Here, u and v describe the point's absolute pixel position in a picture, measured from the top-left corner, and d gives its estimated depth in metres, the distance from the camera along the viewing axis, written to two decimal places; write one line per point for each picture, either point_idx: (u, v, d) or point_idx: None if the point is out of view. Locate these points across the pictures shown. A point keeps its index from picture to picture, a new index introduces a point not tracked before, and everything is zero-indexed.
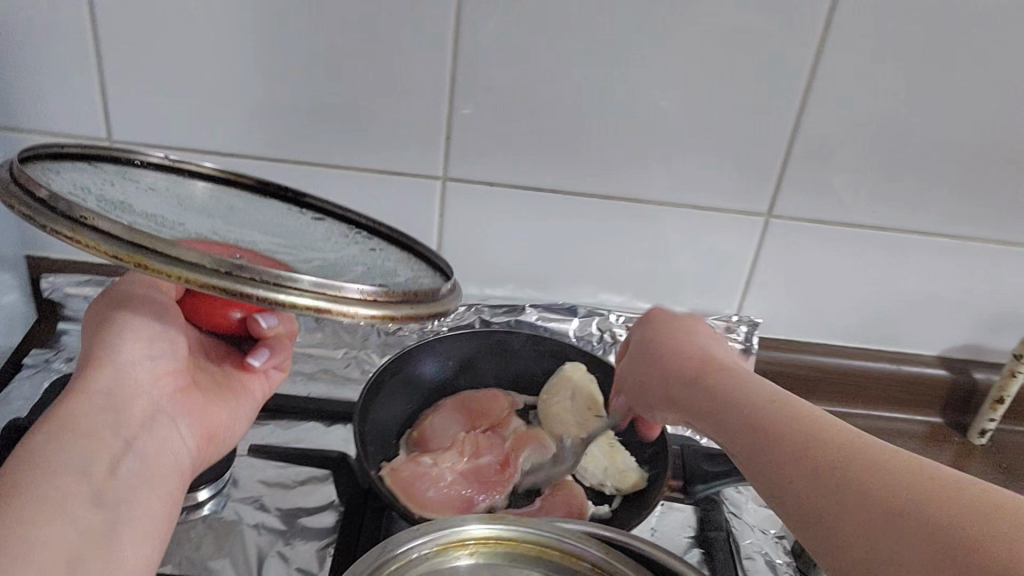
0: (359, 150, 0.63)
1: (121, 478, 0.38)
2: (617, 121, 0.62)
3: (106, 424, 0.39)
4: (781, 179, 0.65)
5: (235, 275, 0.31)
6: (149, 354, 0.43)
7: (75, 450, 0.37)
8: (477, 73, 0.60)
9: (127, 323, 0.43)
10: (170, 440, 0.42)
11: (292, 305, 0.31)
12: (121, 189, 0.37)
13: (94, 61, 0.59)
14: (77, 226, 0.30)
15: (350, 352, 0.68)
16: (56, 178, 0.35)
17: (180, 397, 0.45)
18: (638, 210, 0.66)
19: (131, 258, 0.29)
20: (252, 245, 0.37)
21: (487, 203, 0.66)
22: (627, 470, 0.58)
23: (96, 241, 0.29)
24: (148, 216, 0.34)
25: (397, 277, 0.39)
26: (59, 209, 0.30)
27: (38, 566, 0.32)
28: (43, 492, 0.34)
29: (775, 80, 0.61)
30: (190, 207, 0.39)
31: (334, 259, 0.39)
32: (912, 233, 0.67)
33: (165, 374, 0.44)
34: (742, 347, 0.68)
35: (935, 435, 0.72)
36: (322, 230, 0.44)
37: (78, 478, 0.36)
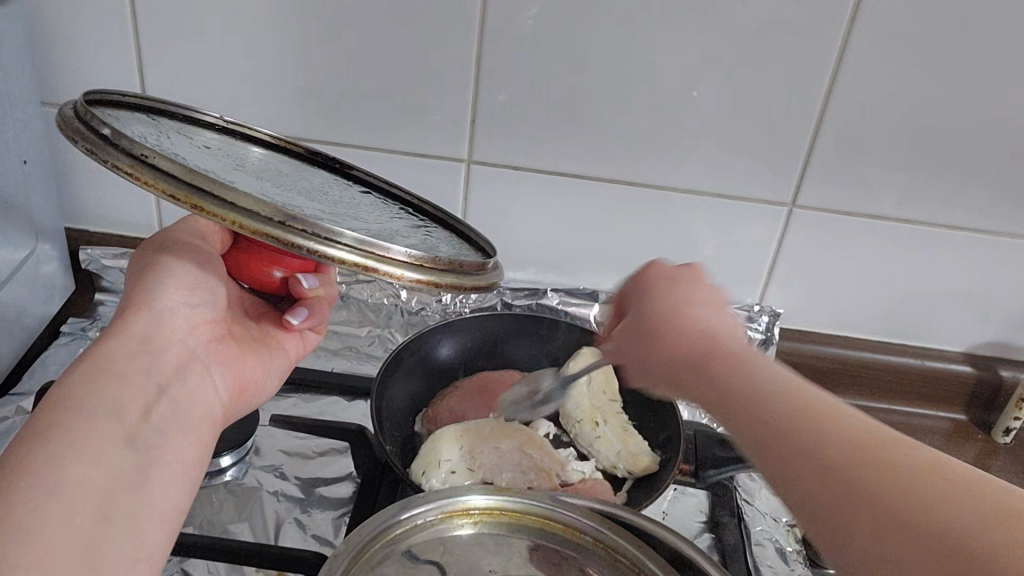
0: (387, 133, 0.65)
1: (153, 423, 0.39)
2: (641, 109, 0.63)
3: (140, 366, 0.40)
4: (806, 170, 0.64)
5: (288, 225, 0.32)
6: (188, 301, 0.45)
7: (107, 391, 0.38)
8: (502, 59, 0.61)
9: (169, 272, 0.45)
10: (201, 388, 0.44)
11: (341, 261, 0.33)
12: (178, 140, 0.39)
13: (133, 43, 0.62)
14: (139, 163, 0.32)
15: (374, 330, 0.70)
16: (120, 123, 0.37)
17: (220, 348, 0.47)
18: (660, 198, 0.67)
19: (187, 199, 0.31)
20: (301, 203, 0.39)
21: (510, 188, 0.67)
22: (640, 453, 0.58)
23: (155, 178, 0.31)
24: (203, 165, 0.36)
25: (439, 249, 0.41)
26: (122, 145, 0.32)
27: (70, 497, 0.33)
28: (78, 430, 0.35)
29: (801, 71, 0.60)
30: (242, 163, 0.41)
31: (377, 227, 0.40)
32: (940, 227, 0.66)
33: (202, 323, 0.46)
34: (761, 338, 0.69)
35: (957, 432, 0.71)
36: (366, 199, 0.45)
37: (111, 418, 0.37)
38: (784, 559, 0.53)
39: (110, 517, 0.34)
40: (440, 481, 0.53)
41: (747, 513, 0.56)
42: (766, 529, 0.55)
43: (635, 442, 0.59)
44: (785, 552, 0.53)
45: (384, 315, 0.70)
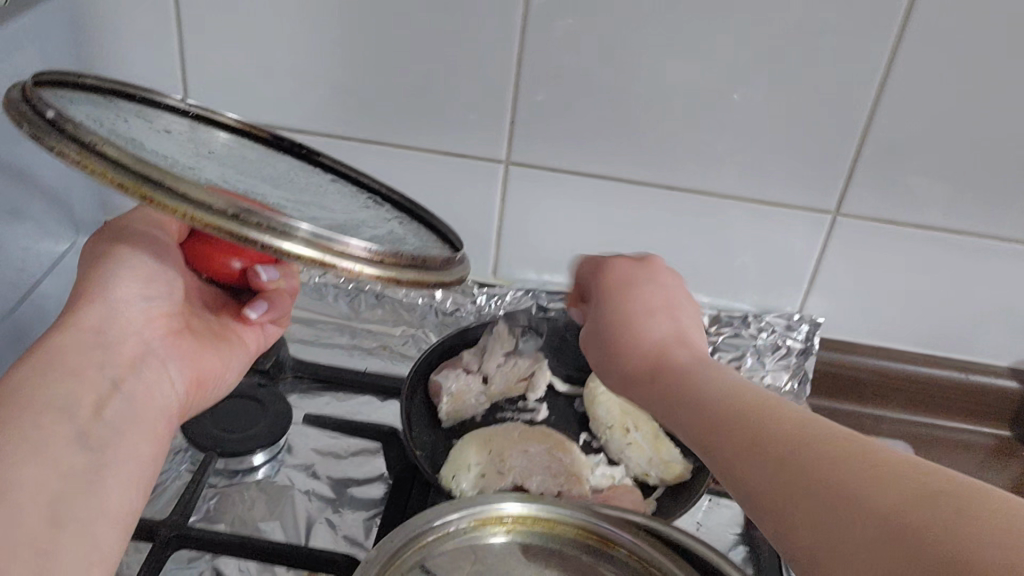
0: (426, 132, 0.64)
1: (107, 421, 0.39)
2: (683, 113, 0.62)
3: (94, 361, 0.40)
4: (851, 178, 0.63)
5: (243, 219, 0.32)
6: (146, 294, 0.45)
7: (58, 391, 0.38)
8: (543, 60, 0.60)
9: (124, 263, 0.44)
10: (159, 382, 0.44)
11: (297, 256, 0.33)
12: (136, 125, 0.39)
13: (175, 38, 0.62)
14: (87, 151, 0.31)
15: (409, 330, 0.70)
16: (74, 108, 0.36)
17: (179, 341, 0.46)
18: (701, 203, 0.66)
19: (138, 190, 0.31)
20: (262, 192, 0.38)
21: (549, 189, 0.66)
22: (673, 462, 0.57)
23: (104, 168, 0.31)
24: (161, 153, 0.36)
25: (407, 242, 0.41)
26: (70, 132, 0.32)
27: (17, 506, 0.34)
28: (26, 433, 0.36)
29: (848, 76, 0.59)
30: (205, 151, 0.40)
31: (343, 219, 0.40)
32: (988, 238, 0.65)
33: (160, 315, 0.45)
34: (801, 347, 0.68)
35: (1001, 449, 0.69)
36: (333, 187, 0.45)
37: (61, 419, 0.37)
38: None
39: (61, 519, 0.35)
40: (471, 485, 0.53)
41: None
42: None
43: (668, 450, 0.58)
44: None
45: (418, 315, 0.70)
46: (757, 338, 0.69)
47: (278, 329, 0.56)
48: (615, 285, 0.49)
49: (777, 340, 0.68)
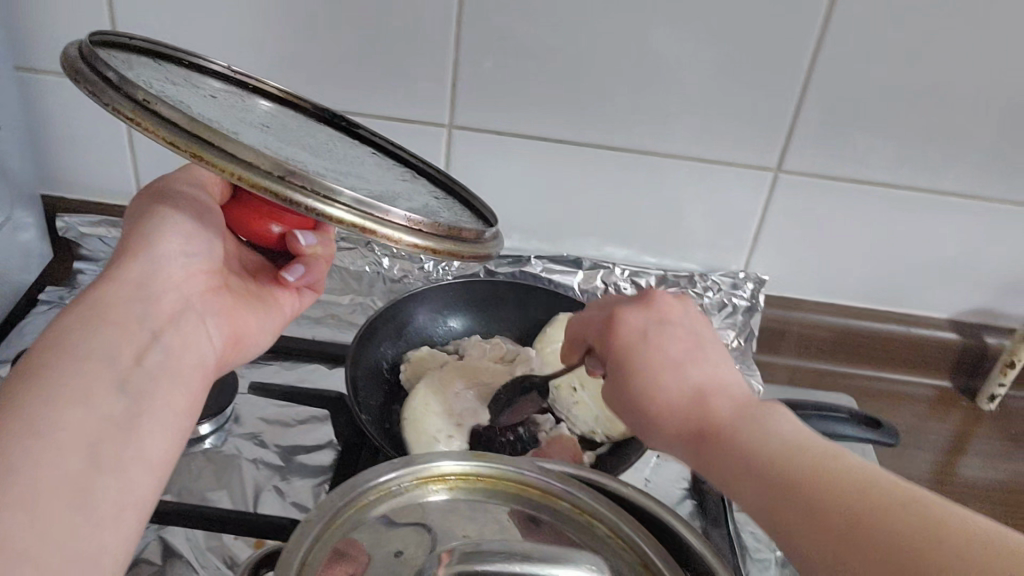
0: (368, 97, 0.64)
1: (145, 370, 0.39)
2: (625, 72, 0.62)
3: (137, 312, 0.41)
4: (791, 135, 0.64)
5: (286, 180, 0.32)
6: (186, 251, 0.46)
7: (98, 338, 0.38)
8: (483, 22, 0.60)
9: (167, 220, 0.45)
10: (197, 336, 0.44)
11: (339, 221, 0.33)
12: (183, 86, 0.39)
13: (106, 4, 0.60)
14: (139, 108, 0.32)
15: (357, 298, 0.69)
16: (125, 66, 0.37)
17: (218, 300, 0.47)
18: (645, 163, 0.66)
19: (185, 146, 0.32)
20: (304, 158, 0.39)
21: (494, 153, 0.66)
22: (620, 417, 0.57)
23: (158, 125, 0.32)
24: (207, 112, 0.36)
25: (442, 215, 0.41)
26: (124, 90, 0.33)
27: (60, 444, 0.33)
28: (68, 377, 0.36)
29: (786, 34, 0.59)
30: (250, 115, 0.41)
31: (382, 190, 0.40)
32: (926, 192, 0.66)
33: (201, 272, 0.46)
34: (748, 305, 0.69)
35: (943, 399, 0.71)
36: (371, 160, 0.45)
37: (102, 366, 0.37)
38: (765, 525, 0.53)
39: (100, 461, 0.34)
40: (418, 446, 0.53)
41: None
42: None
43: None
44: None
45: (366, 283, 0.70)
46: (702, 297, 0.69)
47: (316, 297, 0.57)
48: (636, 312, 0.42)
49: (725, 298, 0.69)
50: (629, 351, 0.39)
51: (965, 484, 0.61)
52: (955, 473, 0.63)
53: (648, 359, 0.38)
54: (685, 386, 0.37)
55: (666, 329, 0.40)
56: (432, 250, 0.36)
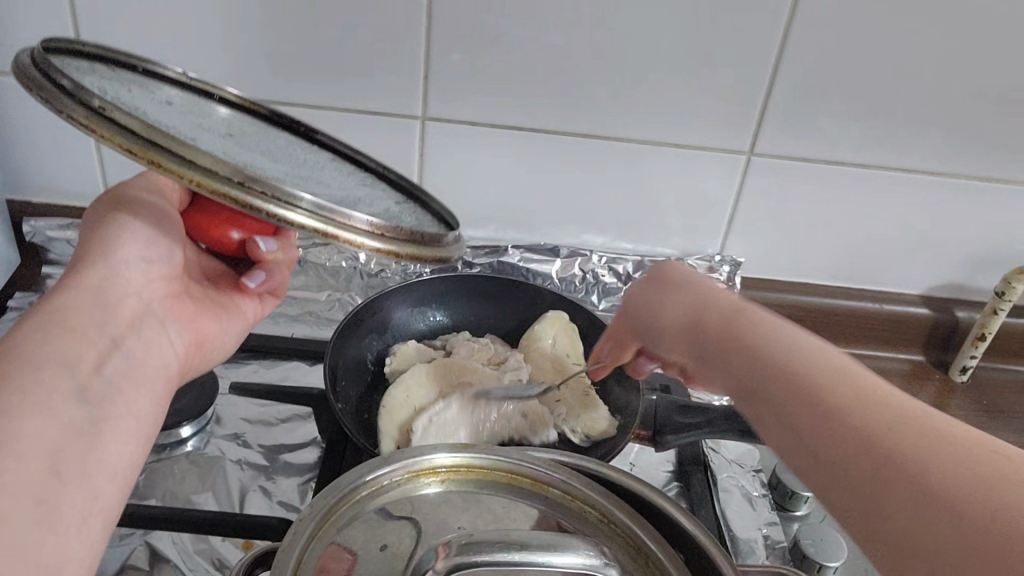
0: (340, 91, 0.63)
1: (105, 377, 0.39)
2: (598, 58, 0.62)
3: (97, 318, 0.40)
4: (763, 117, 0.64)
5: (246, 187, 0.32)
6: (145, 256, 0.45)
7: (60, 341, 0.37)
8: (453, 12, 0.59)
9: (122, 228, 0.44)
10: (156, 344, 0.44)
11: (300, 225, 0.33)
12: (136, 92, 0.38)
13: (66, 2, 0.59)
14: (94, 115, 0.31)
15: (334, 294, 0.68)
16: (75, 73, 0.35)
17: (178, 306, 0.47)
18: (620, 149, 0.66)
19: (146, 155, 0.31)
20: (262, 163, 0.38)
21: (467, 143, 0.66)
22: (599, 417, 0.56)
23: (114, 133, 0.30)
24: (164, 120, 0.35)
25: (402, 220, 0.41)
26: (78, 97, 0.31)
27: (25, 453, 0.32)
28: (33, 381, 0.35)
29: (755, 17, 0.60)
30: (206, 121, 0.40)
31: (340, 195, 0.40)
32: (895, 170, 0.67)
33: (159, 277, 0.46)
34: (725, 287, 0.69)
35: (916, 373, 0.72)
36: (329, 164, 0.45)
37: (63, 371, 0.36)
38: (750, 503, 0.53)
39: (62, 469, 0.34)
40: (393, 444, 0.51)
41: (713, 461, 0.57)
42: (732, 476, 0.55)
43: (595, 408, 0.56)
44: (751, 497, 0.54)
45: (343, 279, 0.69)
46: None
47: (275, 304, 0.57)
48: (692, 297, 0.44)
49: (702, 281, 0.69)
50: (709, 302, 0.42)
51: None
52: None
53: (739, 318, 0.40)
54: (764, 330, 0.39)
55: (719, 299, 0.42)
56: (393, 255, 0.36)
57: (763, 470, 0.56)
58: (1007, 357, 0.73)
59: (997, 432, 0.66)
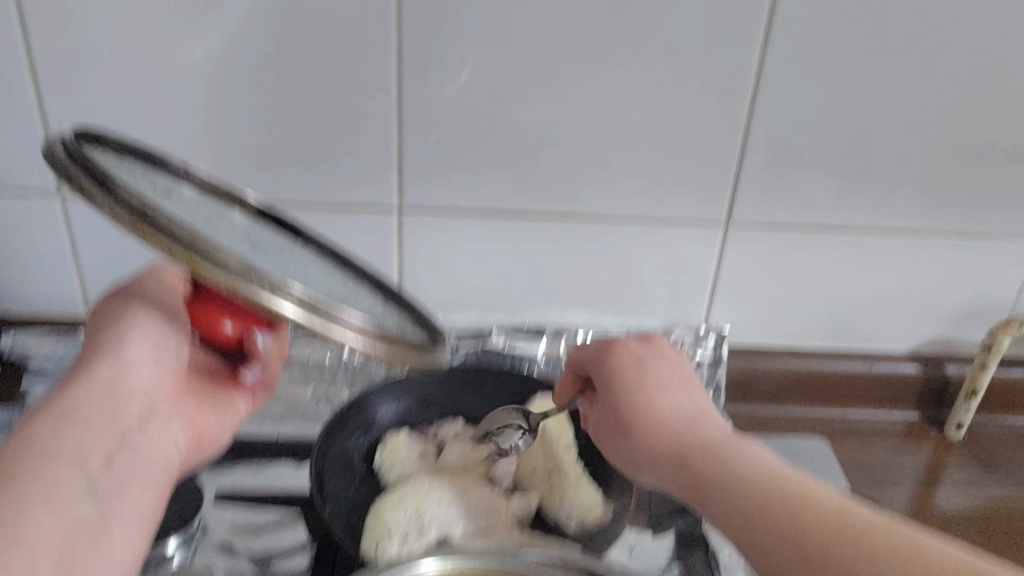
0: (315, 185, 0.63)
1: (113, 475, 0.39)
2: (568, 138, 0.62)
3: (106, 416, 0.41)
4: (736, 187, 0.65)
5: (280, 292, 0.34)
6: (156, 355, 0.44)
7: (68, 439, 0.38)
8: (423, 104, 0.60)
9: (137, 324, 0.44)
10: (163, 439, 0.44)
11: (314, 330, 0.34)
12: (157, 186, 0.40)
13: (38, 116, 0.59)
14: (140, 218, 0.33)
15: (320, 389, 0.67)
16: (106, 166, 0.37)
17: (183, 399, 0.47)
18: (598, 228, 0.66)
19: (188, 259, 0.33)
20: (269, 260, 0.40)
21: (445, 229, 0.66)
22: (592, 504, 0.53)
23: (157, 236, 0.32)
24: (191, 220, 0.37)
25: (403, 326, 0.43)
26: (122, 196, 0.33)
27: (31, 547, 0.34)
28: (39, 479, 0.36)
29: (719, 89, 0.61)
30: (219, 216, 0.42)
31: (343, 295, 0.42)
32: (872, 231, 0.67)
33: (168, 374, 0.45)
34: (712, 358, 0.69)
35: (911, 432, 0.72)
36: (326, 262, 0.47)
37: (72, 467, 0.38)
38: None
39: (69, 564, 0.35)
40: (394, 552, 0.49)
41: (712, 537, 0.53)
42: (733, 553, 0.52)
43: (589, 492, 0.54)
44: None
45: (328, 373, 0.68)
46: None
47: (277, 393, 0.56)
48: (631, 360, 0.46)
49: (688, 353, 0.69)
50: (624, 372, 0.46)
51: (944, 517, 0.62)
52: (932, 506, 0.63)
53: (641, 382, 0.45)
54: (676, 408, 0.44)
55: (658, 360, 0.47)
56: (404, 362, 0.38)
57: None
58: (1000, 411, 0.73)
59: (999, 490, 0.65)
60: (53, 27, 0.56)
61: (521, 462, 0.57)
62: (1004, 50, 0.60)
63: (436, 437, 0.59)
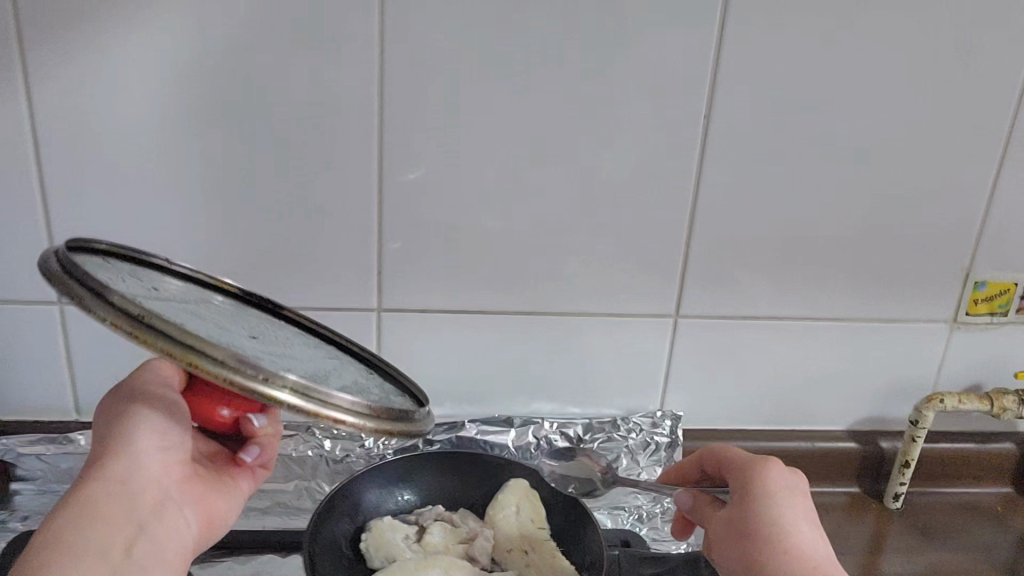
0: (298, 289, 0.68)
1: (136, 561, 0.44)
2: (531, 242, 0.69)
3: (122, 508, 0.45)
4: (683, 281, 0.72)
5: (269, 381, 0.38)
6: (161, 446, 0.48)
7: (92, 533, 0.43)
8: (400, 214, 0.67)
9: (143, 419, 0.48)
10: (176, 524, 0.48)
11: (306, 412, 0.38)
12: (140, 284, 0.44)
13: (43, 229, 0.64)
14: (137, 322, 0.37)
15: (302, 483, 0.71)
16: (95, 273, 0.41)
17: (189, 485, 0.50)
18: (560, 323, 0.72)
19: (184, 358, 0.37)
20: (252, 345, 0.43)
21: (419, 326, 0.71)
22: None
23: (155, 338, 0.37)
24: (178, 315, 0.41)
25: (379, 395, 0.47)
26: (117, 304, 0.37)
27: None
28: (72, 571, 0.41)
29: (664, 196, 0.68)
30: (198, 305, 0.46)
31: (322, 371, 0.46)
32: (806, 318, 0.74)
33: (174, 462, 0.49)
34: (670, 441, 0.74)
35: (854, 504, 0.77)
36: (300, 338, 0.51)
37: (99, 559, 0.42)
38: None
39: None
40: None
41: None
42: None
43: (562, 566, 0.58)
44: None
45: (309, 467, 0.72)
46: (627, 439, 0.74)
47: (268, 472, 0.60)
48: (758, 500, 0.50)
49: (646, 438, 0.74)
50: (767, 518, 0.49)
51: None
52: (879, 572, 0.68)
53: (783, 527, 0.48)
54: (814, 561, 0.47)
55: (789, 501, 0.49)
56: (387, 431, 0.42)
57: None
58: (933, 482, 0.79)
59: (935, 554, 0.71)
60: (59, 149, 0.62)
61: (500, 542, 0.61)
62: (906, 157, 0.69)
63: (418, 521, 0.63)
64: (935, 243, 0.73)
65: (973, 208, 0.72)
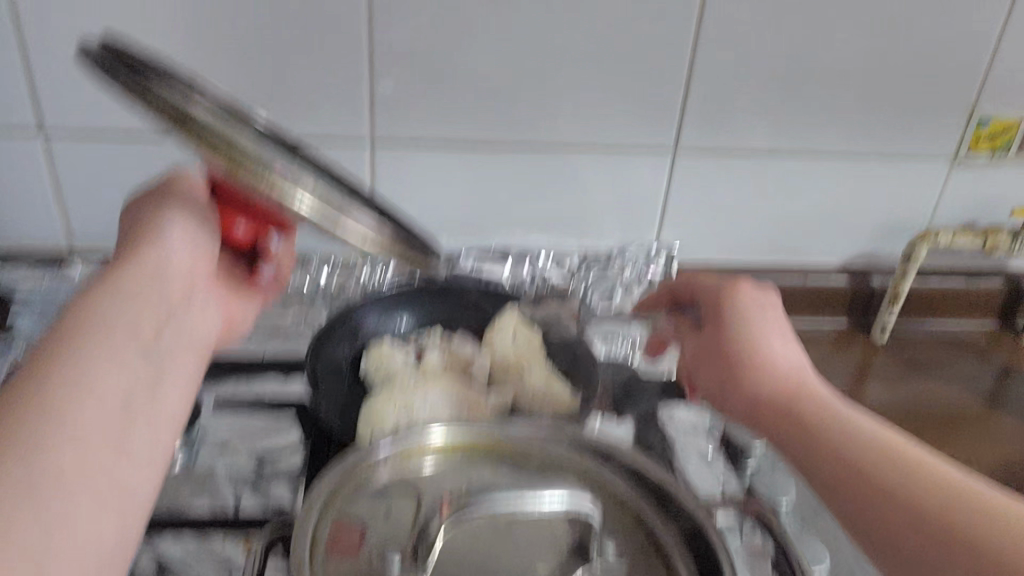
0: (289, 117, 0.67)
1: (162, 344, 0.39)
2: (529, 69, 0.67)
3: (153, 290, 0.41)
4: (682, 113, 0.70)
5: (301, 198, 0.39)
6: (190, 241, 0.45)
7: (122, 307, 0.38)
8: (393, 39, 0.64)
9: (174, 213, 0.44)
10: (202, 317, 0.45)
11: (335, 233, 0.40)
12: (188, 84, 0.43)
13: (22, 50, 0.62)
14: (184, 117, 0.37)
15: (299, 311, 0.72)
16: (142, 66, 0.40)
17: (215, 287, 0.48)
18: (558, 155, 0.71)
19: (228, 161, 0.37)
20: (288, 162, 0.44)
21: (414, 158, 0.70)
22: (562, 395, 0.58)
23: (203, 136, 0.37)
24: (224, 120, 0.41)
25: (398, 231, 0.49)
26: (169, 100, 0.37)
27: (102, 403, 0.34)
28: (94, 342, 0.36)
29: (667, 23, 0.66)
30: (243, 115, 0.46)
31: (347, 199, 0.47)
32: (806, 153, 0.74)
33: (202, 257, 0.45)
34: (664, 274, 0.75)
35: (842, 338, 0.79)
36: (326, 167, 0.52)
37: (128, 333, 0.37)
38: (707, 463, 0.57)
39: (129, 419, 0.35)
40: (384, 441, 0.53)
41: (668, 427, 0.60)
42: (687, 439, 0.59)
43: (559, 386, 0.59)
44: (707, 457, 0.58)
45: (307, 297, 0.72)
46: (623, 272, 0.75)
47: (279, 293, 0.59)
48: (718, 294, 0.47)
49: (642, 271, 0.75)
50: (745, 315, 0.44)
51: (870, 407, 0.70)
52: (863, 398, 0.71)
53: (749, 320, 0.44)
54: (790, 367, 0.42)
55: (767, 312, 0.45)
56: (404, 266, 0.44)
57: (715, 432, 0.60)
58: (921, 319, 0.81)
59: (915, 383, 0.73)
60: None
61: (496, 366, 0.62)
62: None
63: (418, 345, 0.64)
64: (941, 78, 0.71)
65: (985, 41, 0.69)
